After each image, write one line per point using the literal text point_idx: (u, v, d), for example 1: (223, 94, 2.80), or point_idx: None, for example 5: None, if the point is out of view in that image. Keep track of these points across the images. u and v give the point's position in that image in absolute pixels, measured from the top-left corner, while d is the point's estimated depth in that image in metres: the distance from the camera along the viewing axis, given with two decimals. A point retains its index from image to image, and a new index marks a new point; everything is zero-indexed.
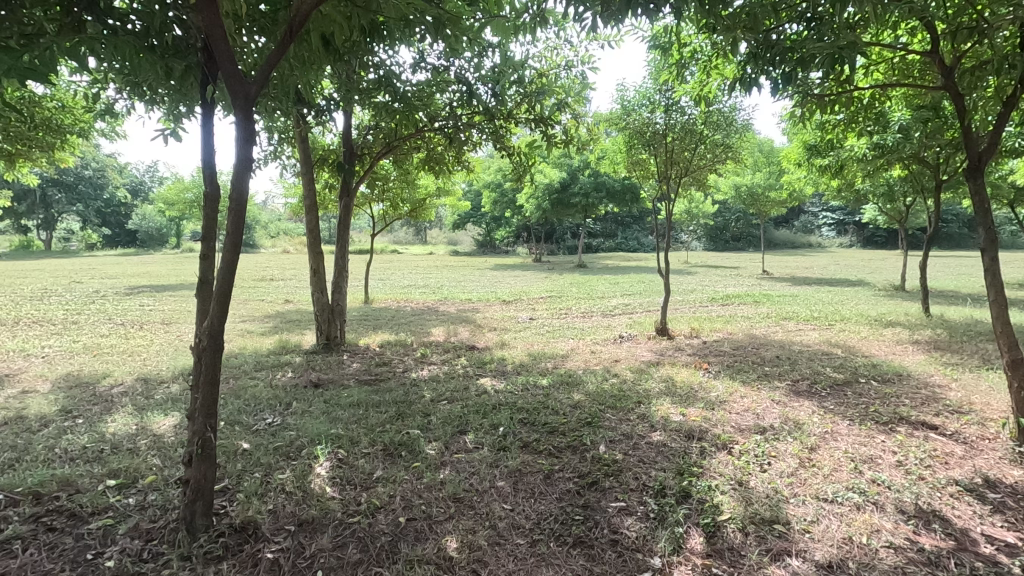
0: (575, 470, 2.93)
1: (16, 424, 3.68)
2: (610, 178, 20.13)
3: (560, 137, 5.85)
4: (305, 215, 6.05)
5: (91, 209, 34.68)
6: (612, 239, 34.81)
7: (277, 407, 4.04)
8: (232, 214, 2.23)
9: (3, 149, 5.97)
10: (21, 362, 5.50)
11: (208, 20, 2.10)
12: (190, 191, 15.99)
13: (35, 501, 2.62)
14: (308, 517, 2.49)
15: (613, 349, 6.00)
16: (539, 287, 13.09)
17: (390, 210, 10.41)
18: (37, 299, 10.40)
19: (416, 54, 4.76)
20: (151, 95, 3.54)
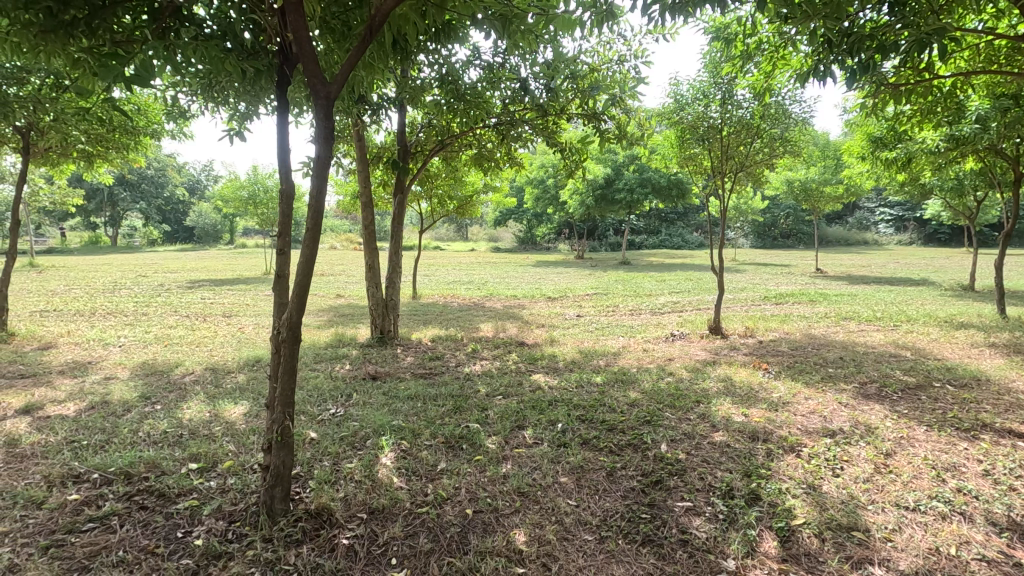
0: (638, 468, 2.90)
1: (103, 408, 3.94)
2: (655, 174, 19.73)
3: (614, 132, 5.78)
4: (361, 211, 6.17)
5: (153, 207, 36.54)
6: (654, 235, 34.28)
7: (339, 398, 4.17)
8: (312, 210, 2.30)
9: (84, 150, 6.38)
10: (101, 350, 5.87)
11: (295, 22, 2.19)
12: (245, 189, 16.59)
13: (126, 480, 2.81)
14: (379, 506, 2.56)
15: (665, 347, 5.91)
16: (583, 285, 12.92)
17: (437, 206, 10.52)
18: (109, 291, 11.06)
19: (472, 51, 4.80)
20: (222, 100, 3.68)
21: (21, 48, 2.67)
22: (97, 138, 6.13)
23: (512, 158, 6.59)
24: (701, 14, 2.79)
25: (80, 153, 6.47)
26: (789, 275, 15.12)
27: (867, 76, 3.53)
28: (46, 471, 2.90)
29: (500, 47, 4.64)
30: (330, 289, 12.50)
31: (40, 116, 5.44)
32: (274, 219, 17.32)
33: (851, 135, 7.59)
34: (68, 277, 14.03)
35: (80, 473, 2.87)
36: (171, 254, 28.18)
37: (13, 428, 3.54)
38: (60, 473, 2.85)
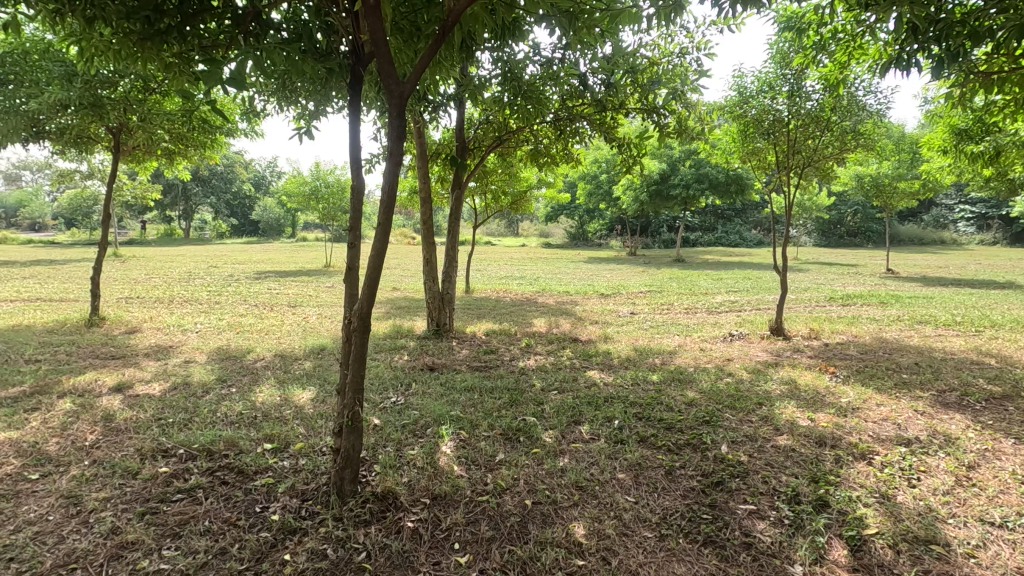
0: (698, 468, 2.86)
1: (185, 389, 4.24)
2: (713, 169, 19.06)
3: (673, 126, 5.64)
4: (420, 207, 6.30)
5: (222, 201, 38.63)
6: (711, 233, 33.32)
7: (399, 387, 4.32)
8: (383, 206, 2.39)
9: (166, 148, 6.85)
10: (181, 335, 6.30)
11: (373, 25, 2.28)
12: (308, 184, 17.26)
13: (209, 456, 3.02)
14: (441, 493, 2.64)
15: (724, 347, 5.76)
16: (637, 283, 12.61)
17: (491, 202, 10.62)
18: (185, 281, 11.81)
19: (532, 46, 4.81)
20: (293, 100, 3.86)
21: (121, 55, 2.88)
22: (178, 137, 6.57)
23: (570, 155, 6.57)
24: (773, 4, 2.68)
25: (163, 151, 6.94)
26: (857, 275, 14.37)
27: (955, 64, 3.34)
28: (138, 444, 3.16)
29: (560, 44, 4.63)
30: (386, 282, 12.85)
31: (129, 116, 5.87)
32: (334, 214, 17.94)
33: (932, 127, 7.11)
34: (149, 267, 15.08)
35: (168, 448, 3.11)
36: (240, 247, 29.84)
37: (109, 404, 3.86)
38: (151, 448, 3.10)
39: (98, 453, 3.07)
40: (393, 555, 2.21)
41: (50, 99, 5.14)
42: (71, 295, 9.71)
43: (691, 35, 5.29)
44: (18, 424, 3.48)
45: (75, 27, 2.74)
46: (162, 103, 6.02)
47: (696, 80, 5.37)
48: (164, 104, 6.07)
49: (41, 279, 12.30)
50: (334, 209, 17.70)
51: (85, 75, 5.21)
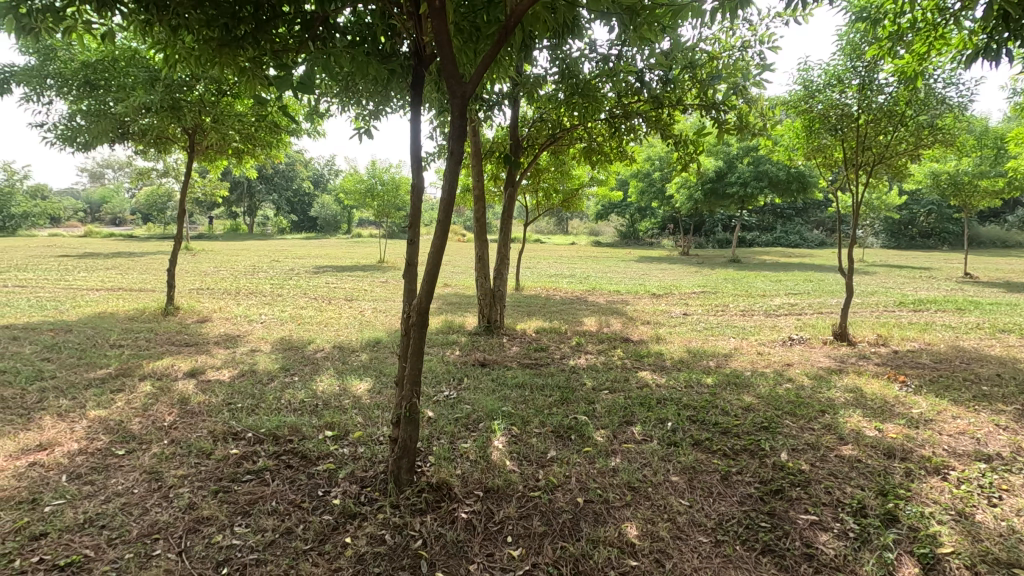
0: (756, 475, 2.78)
1: (252, 376, 4.48)
2: (773, 166, 18.33)
3: (733, 122, 5.47)
4: (474, 205, 6.38)
5: (283, 198, 40.33)
6: (769, 233, 32.08)
7: (451, 381, 4.41)
8: (444, 202, 2.45)
9: (236, 147, 7.21)
10: (247, 325, 6.65)
11: (437, 27, 2.33)
12: (364, 182, 17.77)
13: (275, 441, 3.18)
14: (494, 486, 2.69)
15: (782, 351, 5.56)
16: (690, 283, 12.35)
17: (542, 199, 10.62)
18: (250, 273, 12.44)
19: (587, 43, 4.77)
20: (356, 101, 3.98)
21: (201, 60, 3.05)
22: (246, 137, 6.90)
23: (624, 152, 6.49)
24: None
25: (233, 150, 7.32)
26: (931, 279, 13.50)
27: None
28: (211, 426, 3.37)
29: (618, 40, 4.58)
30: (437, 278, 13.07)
31: (203, 118, 6.22)
32: (388, 211, 18.40)
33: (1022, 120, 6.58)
34: (217, 260, 15.96)
35: (238, 431, 3.30)
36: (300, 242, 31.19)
37: (184, 388, 4.14)
38: (223, 430, 3.30)
39: (176, 433, 3.30)
40: (448, 544, 2.26)
41: (134, 102, 5.52)
42: (149, 285, 10.41)
43: (753, 27, 5.12)
44: (106, 403, 3.78)
45: (160, 36, 2.92)
46: (233, 105, 6.35)
47: (758, 74, 5.19)
48: (235, 105, 6.40)
49: (123, 270, 13.24)
50: (388, 206, 18.15)
51: (166, 79, 5.57)
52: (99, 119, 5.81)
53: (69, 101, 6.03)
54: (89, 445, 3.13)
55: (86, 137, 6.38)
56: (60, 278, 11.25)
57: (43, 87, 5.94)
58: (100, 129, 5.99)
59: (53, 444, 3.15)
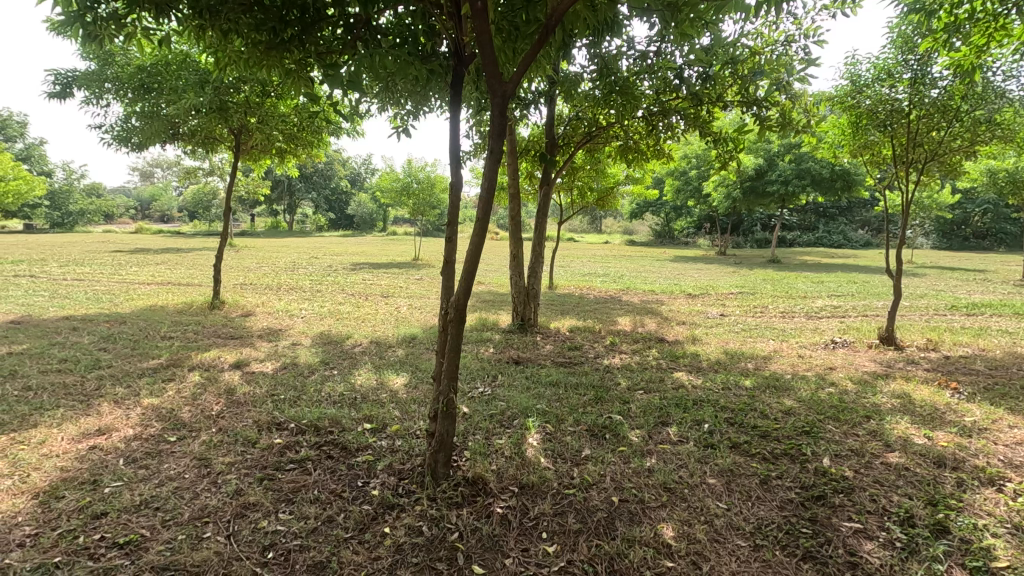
0: (797, 480, 2.72)
1: (294, 369, 4.63)
2: (816, 164, 17.73)
3: (775, 119, 5.32)
4: (509, 204, 6.40)
5: (322, 197, 41.31)
6: (811, 233, 31.10)
7: (486, 378, 4.45)
8: (483, 199, 2.48)
9: (279, 147, 7.43)
10: (288, 320, 6.85)
11: (479, 27, 2.36)
12: (400, 180, 18.05)
13: (316, 431, 3.28)
14: (529, 483, 2.71)
15: (824, 354, 5.40)
16: (727, 283, 12.11)
17: (577, 198, 10.58)
18: (291, 270, 12.81)
19: (626, 41, 4.72)
20: (396, 101, 4.06)
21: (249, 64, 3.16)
22: (289, 137, 7.10)
23: (661, 150, 6.39)
24: None
25: (276, 150, 7.54)
26: (986, 282, 12.85)
27: None
28: (256, 416, 3.50)
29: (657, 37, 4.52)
30: None
31: (249, 118, 6.44)
32: (423, 209, 18.62)
33: None
34: (260, 257, 16.49)
35: (281, 421, 3.42)
36: (337, 239, 31.88)
37: (230, 379, 4.30)
38: (267, 420, 3.43)
39: (223, 422, 3.44)
40: (484, 538, 2.30)
41: (185, 104, 5.76)
42: (196, 280, 10.83)
43: (798, 21, 4.96)
44: (159, 392, 3.97)
45: (212, 41, 3.05)
46: (277, 106, 6.55)
47: (803, 69, 5.04)
48: (279, 105, 6.60)
49: (172, 265, 13.83)
50: (423, 205, 18.38)
51: (215, 82, 5.80)
52: (152, 120, 6.10)
53: (125, 103, 6.33)
54: (143, 431, 3.29)
55: (140, 137, 6.69)
56: (115, 272, 11.83)
57: (102, 90, 6.26)
58: (153, 130, 6.28)
59: (111, 429, 3.33)
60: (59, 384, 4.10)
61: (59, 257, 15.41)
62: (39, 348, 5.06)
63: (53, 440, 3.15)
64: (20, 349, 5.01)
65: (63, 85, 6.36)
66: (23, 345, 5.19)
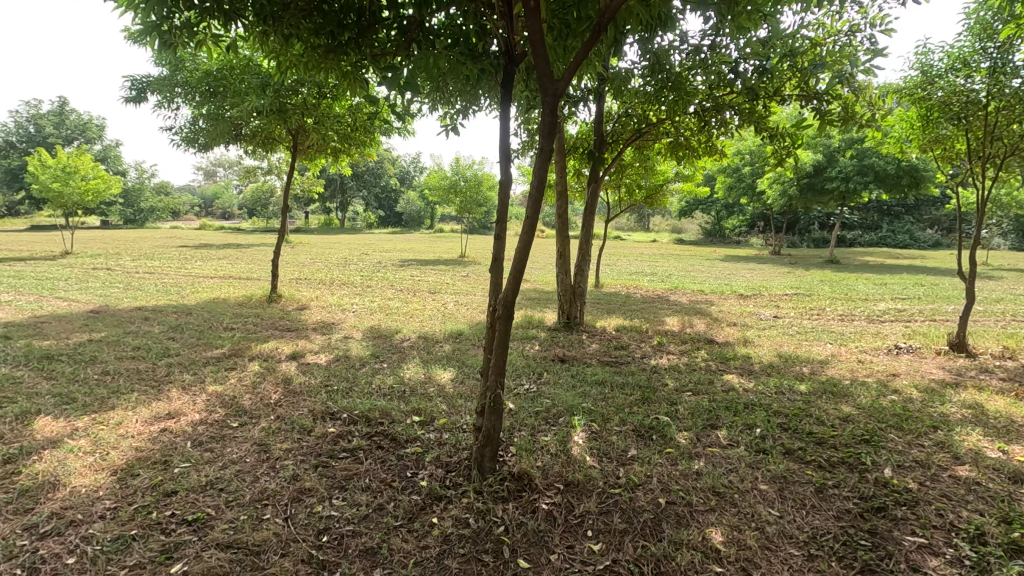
0: (855, 490, 2.61)
1: (346, 361, 4.79)
2: (881, 159, 16.81)
3: (837, 113, 5.08)
4: (556, 202, 6.39)
5: (372, 195, 42.41)
6: (874, 232, 29.55)
7: (531, 375, 4.48)
8: (532, 198, 2.50)
9: (333, 147, 7.68)
10: (340, 314, 7.09)
11: (532, 27, 2.37)
12: (447, 178, 18.31)
13: (367, 422, 3.39)
14: (575, 480, 2.71)
15: (887, 360, 5.14)
16: (781, 284, 11.69)
17: (625, 195, 10.45)
18: (343, 265, 13.24)
19: (678, 36, 4.63)
20: (446, 101, 4.13)
21: (308, 68, 3.29)
22: (343, 138, 7.34)
23: (714, 147, 6.23)
24: None
25: (331, 150, 7.80)
26: None
27: None
28: (311, 406, 3.65)
29: (711, 31, 4.40)
30: None
31: (306, 119, 6.69)
32: (470, 207, 18.83)
33: None
34: (314, 252, 17.13)
35: (334, 411, 3.55)
36: (388, 237, 32.18)
37: (287, 369, 4.50)
38: (321, 410, 3.57)
39: (281, 410, 3.61)
40: (529, 533, 2.32)
41: (248, 107, 6.05)
42: (254, 275, 11.36)
43: (864, 9, 4.72)
44: (222, 380, 4.20)
45: (274, 47, 3.18)
46: (332, 107, 6.78)
47: (868, 60, 4.79)
48: (334, 107, 6.84)
49: (233, 260, 14.56)
50: (470, 202, 18.58)
51: (275, 85, 6.06)
52: (217, 123, 6.46)
53: (194, 106, 6.70)
54: (208, 416, 3.49)
55: (205, 139, 7.07)
56: (183, 266, 12.55)
57: (172, 95, 6.66)
58: (219, 131, 6.63)
59: (179, 413, 3.55)
60: (133, 369, 4.40)
61: (133, 251, 16.46)
62: (116, 336, 5.44)
63: (129, 421, 3.39)
64: (99, 337, 5.39)
65: (138, 91, 6.80)
66: (102, 333, 5.59)
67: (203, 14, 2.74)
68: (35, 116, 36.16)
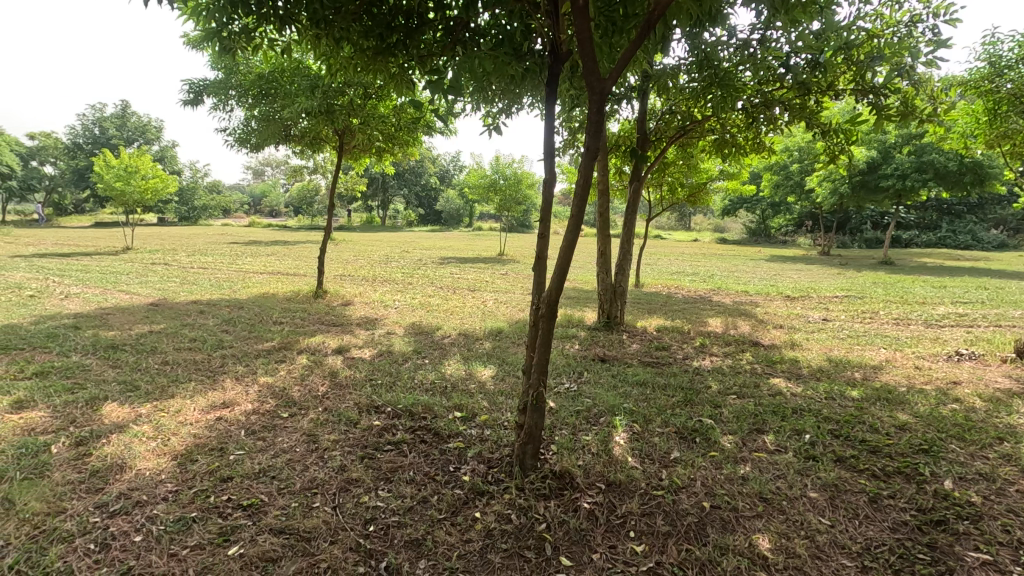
0: (912, 501, 2.50)
1: (388, 357, 4.90)
2: (941, 155, 15.94)
3: (895, 107, 4.86)
4: (598, 200, 6.33)
5: (412, 193, 43.11)
6: (932, 232, 28.08)
7: (572, 374, 4.47)
8: (577, 197, 2.50)
9: (378, 147, 7.84)
10: (382, 310, 7.25)
11: (580, 26, 2.36)
12: (487, 176, 18.43)
13: (410, 416, 3.46)
14: (617, 480, 2.70)
15: (947, 367, 4.89)
16: (832, 285, 11.26)
17: (667, 194, 10.28)
18: (385, 262, 13.50)
19: (726, 31, 4.52)
20: (489, 100, 4.15)
21: (357, 69, 3.35)
22: (387, 137, 7.49)
23: (762, 144, 6.05)
24: None
25: (375, 149, 7.96)
26: None
27: None
28: (356, 399, 3.75)
29: (762, 25, 4.28)
30: None
31: (352, 119, 6.85)
32: (509, 205, 18.90)
33: None
34: (356, 249, 17.51)
35: (379, 405, 3.64)
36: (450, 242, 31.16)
37: (333, 363, 4.64)
38: (366, 403, 3.66)
39: (328, 402, 3.72)
40: (571, 531, 2.33)
41: (298, 108, 6.25)
42: (301, 271, 11.74)
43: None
44: (273, 372, 4.37)
45: (325, 50, 3.26)
46: (377, 108, 6.92)
47: (930, 51, 4.56)
48: (379, 107, 6.98)
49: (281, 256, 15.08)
50: (509, 200, 18.63)
51: (323, 87, 6.24)
52: (268, 124, 6.71)
53: (246, 108, 6.97)
54: (260, 407, 3.64)
55: (257, 139, 7.34)
56: (234, 262, 13.09)
57: (227, 97, 6.94)
58: (270, 132, 6.87)
59: (233, 403, 3.71)
60: (191, 360, 4.63)
61: (188, 247, 17.27)
62: (174, 328, 5.72)
63: (187, 409, 3.57)
64: (159, 328, 5.68)
65: (196, 94, 7.11)
66: (162, 324, 5.91)
67: (260, 20, 2.82)
68: (100, 119, 38.26)
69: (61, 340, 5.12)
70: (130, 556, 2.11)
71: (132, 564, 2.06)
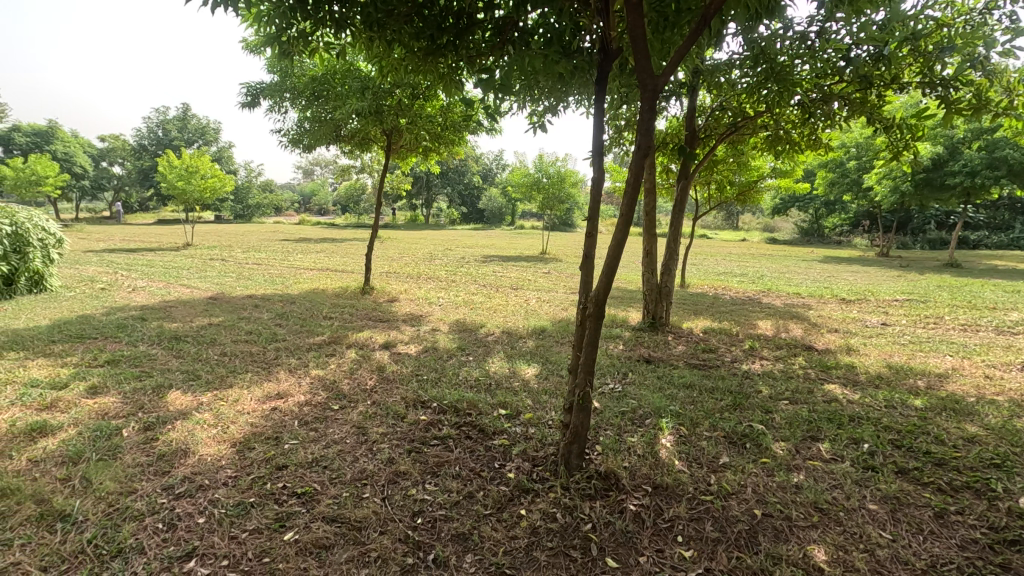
0: (983, 519, 2.36)
1: (433, 353, 4.97)
2: (1016, 150, 14.91)
3: (967, 100, 4.57)
4: (645, 199, 6.23)
5: (456, 191, 43.58)
6: (1004, 232, 26.33)
7: (616, 375, 4.43)
8: (627, 195, 2.47)
9: (424, 146, 7.96)
10: (427, 307, 7.38)
11: (633, 23, 2.33)
12: (530, 175, 18.44)
13: (456, 412, 3.51)
14: (663, 483, 2.66)
15: (1021, 377, 4.58)
16: (891, 288, 10.72)
17: (715, 192, 10.02)
18: (429, 260, 13.72)
19: (783, 24, 4.36)
20: (536, 99, 4.15)
21: (407, 70, 3.40)
22: (434, 137, 7.59)
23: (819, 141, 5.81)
24: None
25: (422, 149, 8.09)
26: None
27: None
28: (403, 393, 3.83)
29: (822, 16, 4.11)
30: None
31: (400, 119, 6.98)
32: (552, 204, 18.86)
33: None
34: (401, 247, 17.86)
35: (425, 400, 3.71)
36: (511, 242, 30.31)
37: (380, 358, 4.75)
38: (413, 398, 3.74)
39: (376, 396, 3.82)
40: (617, 533, 2.31)
41: (349, 109, 6.42)
42: (349, 267, 12.06)
43: None
44: (323, 365, 4.52)
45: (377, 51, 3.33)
46: (425, 108, 7.04)
47: (1008, 39, 4.27)
48: (426, 107, 7.07)
49: (330, 253, 15.55)
50: (552, 199, 18.58)
51: (374, 87, 6.39)
52: (320, 124, 6.92)
53: (300, 109, 7.21)
54: (312, 398, 3.77)
55: (309, 139, 7.58)
56: (286, 258, 13.59)
57: (282, 99, 7.19)
58: (322, 132, 7.09)
59: (287, 394, 3.86)
60: (247, 352, 4.84)
61: (244, 244, 18.05)
62: (231, 321, 5.99)
63: (245, 398, 3.74)
64: (217, 321, 5.96)
65: (253, 96, 7.40)
66: (220, 317, 6.20)
67: (317, 24, 2.90)
68: (163, 121, 40.35)
69: (129, 330, 5.44)
70: (195, 536, 2.23)
71: (197, 544, 2.18)
